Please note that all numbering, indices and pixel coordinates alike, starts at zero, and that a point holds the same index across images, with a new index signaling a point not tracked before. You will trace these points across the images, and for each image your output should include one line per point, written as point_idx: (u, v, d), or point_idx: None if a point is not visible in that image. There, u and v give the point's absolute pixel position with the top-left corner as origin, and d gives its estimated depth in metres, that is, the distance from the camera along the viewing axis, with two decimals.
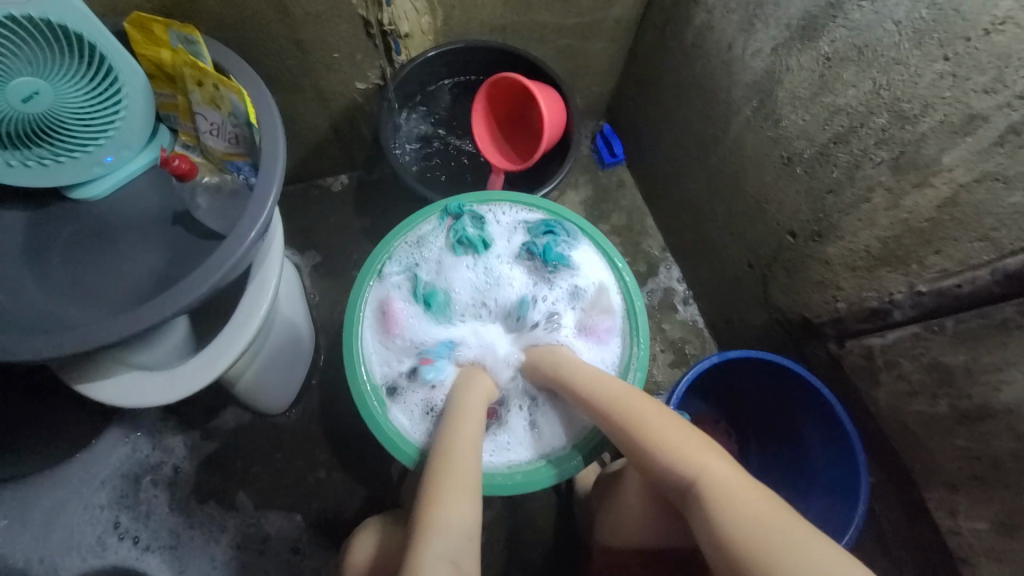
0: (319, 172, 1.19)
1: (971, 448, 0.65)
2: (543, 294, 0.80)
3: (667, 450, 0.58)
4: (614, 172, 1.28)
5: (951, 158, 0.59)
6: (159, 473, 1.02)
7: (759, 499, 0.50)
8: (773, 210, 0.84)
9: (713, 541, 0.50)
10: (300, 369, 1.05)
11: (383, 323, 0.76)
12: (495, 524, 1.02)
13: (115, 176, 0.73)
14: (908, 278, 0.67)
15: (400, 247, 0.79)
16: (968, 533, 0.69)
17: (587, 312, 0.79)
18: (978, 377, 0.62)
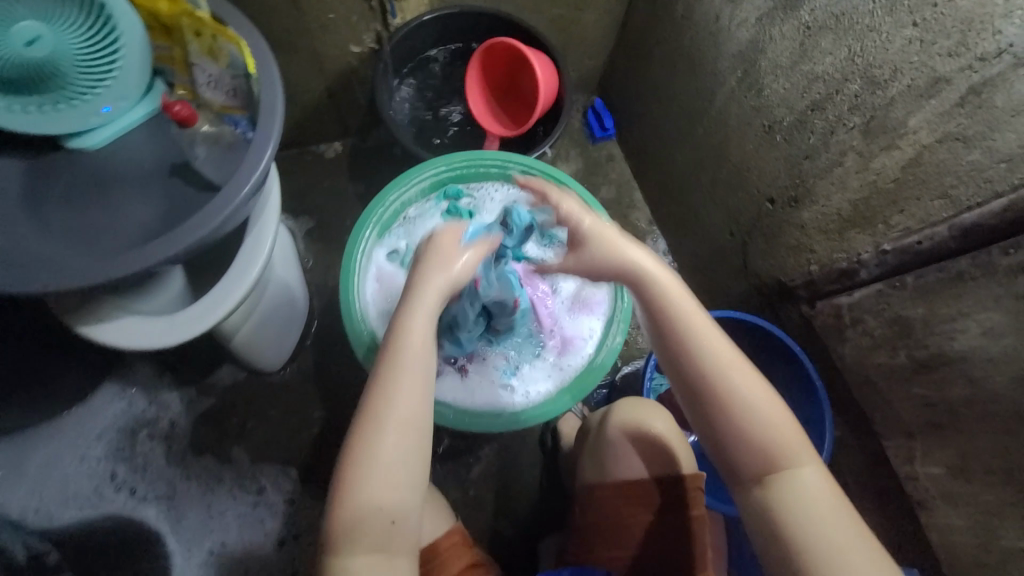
0: (313, 138, 1.20)
1: (926, 396, 0.71)
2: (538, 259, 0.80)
3: (750, 425, 0.54)
4: (604, 146, 1.31)
5: (916, 121, 0.63)
6: (156, 427, 1.04)
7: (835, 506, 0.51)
8: (754, 178, 0.88)
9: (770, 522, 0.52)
10: (295, 330, 1.07)
11: (379, 286, 0.78)
12: (484, 478, 1.06)
13: (111, 127, 0.73)
14: (874, 238, 0.71)
15: (396, 215, 0.80)
16: (924, 477, 0.74)
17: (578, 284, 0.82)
18: (935, 329, 0.67)
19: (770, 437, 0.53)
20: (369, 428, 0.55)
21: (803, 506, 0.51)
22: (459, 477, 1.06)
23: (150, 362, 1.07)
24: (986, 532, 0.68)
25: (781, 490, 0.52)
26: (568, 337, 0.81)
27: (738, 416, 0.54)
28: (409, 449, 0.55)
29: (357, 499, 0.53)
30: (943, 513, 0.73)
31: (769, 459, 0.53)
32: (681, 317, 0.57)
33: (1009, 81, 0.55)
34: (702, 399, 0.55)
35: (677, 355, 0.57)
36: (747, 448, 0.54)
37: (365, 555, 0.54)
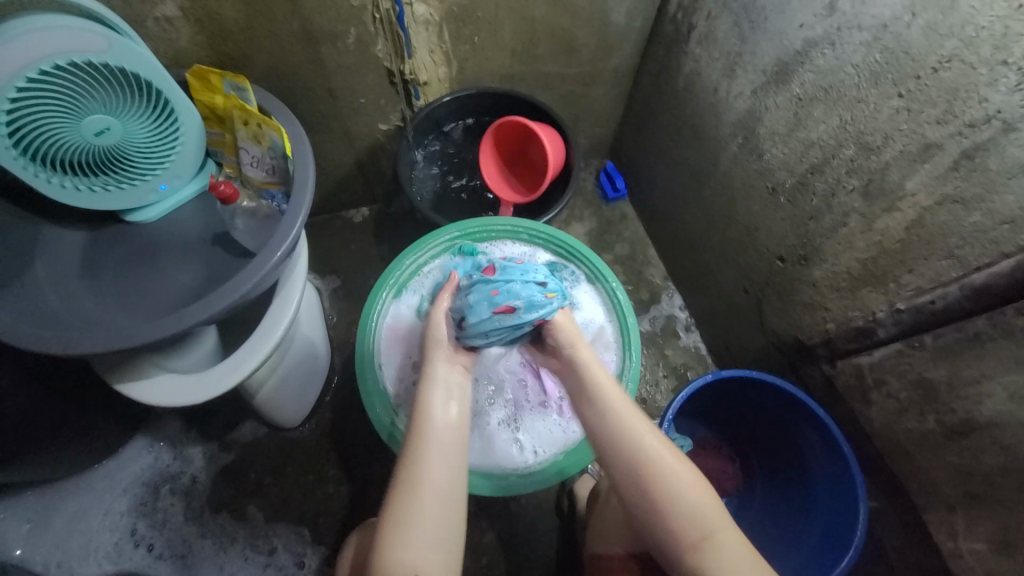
0: (343, 205, 1.29)
1: (962, 465, 0.66)
2: None
3: (674, 504, 0.56)
4: (617, 206, 1.36)
5: (914, 183, 0.65)
6: (178, 482, 1.07)
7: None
8: (762, 237, 0.89)
9: None
10: (316, 385, 1.10)
11: (393, 342, 0.80)
12: (497, 544, 1.02)
13: (164, 203, 0.83)
14: (888, 298, 0.70)
15: (411, 272, 0.83)
16: (971, 556, 0.68)
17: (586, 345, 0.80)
18: (960, 392, 0.64)
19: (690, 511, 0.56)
20: (406, 491, 0.57)
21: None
22: (471, 542, 1.02)
23: (179, 416, 1.11)
24: None
25: (712, 566, 0.54)
26: None
27: (662, 489, 0.57)
28: (440, 516, 0.57)
29: (391, 551, 0.54)
30: None
31: (695, 536, 0.55)
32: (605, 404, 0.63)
33: (1000, 145, 0.56)
34: (630, 480, 0.59)
35: (605, 437, 0.62)
36: (678, 524, 0.56)
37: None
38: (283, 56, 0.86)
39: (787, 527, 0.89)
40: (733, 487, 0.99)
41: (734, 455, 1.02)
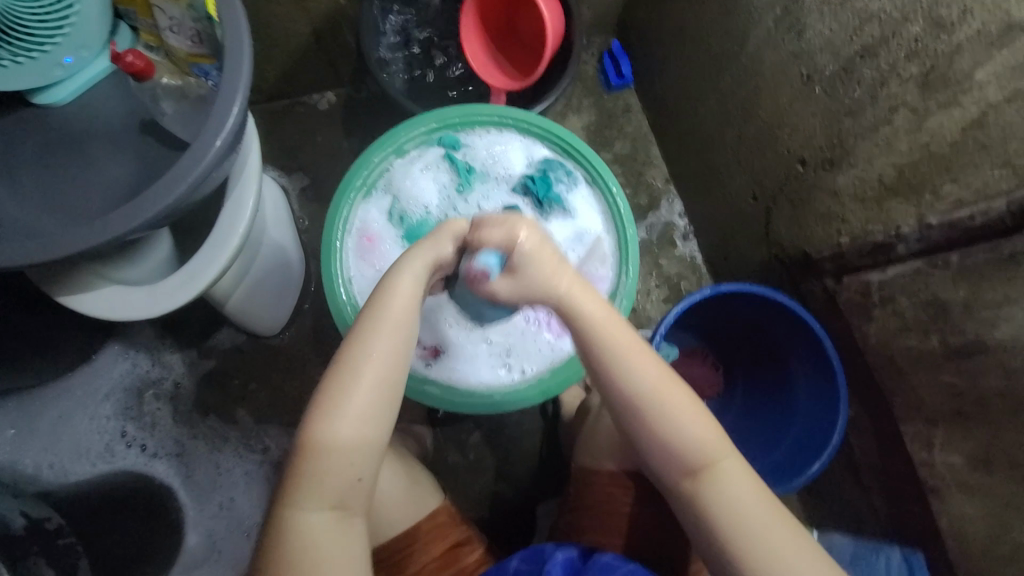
0: (305, 88, 1.11)
1: (955, 385, 0.65)
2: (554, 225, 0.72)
3: (670, 444, 0.54)
4: (620, 96, 1.19)
5: (984, 74, 0.54)
6: (161, 388, 1.05)
7: (763, 509, 0.52)
8: (784, 135, 0.78)
9: (704, 527, 0.53)
10: (292, 294, 1.04)
11: (363, 251, 0.69)
12: (484, 442, 1.06)
13: (75, 81, 0.67)
14: (919, 210, 0.63)
15: (383, 169, 0.70)
16: (941, 465, 0.70)
17: (581, 259, 0.71)
18: (975, 314, 0.61)
19: (689, 447, 0.54)
20: (335, 395, 0.51)
21: (730, 510, 0.52)
22: (459, 441, 1.06)
23: (151, 324, 1.06)
24: (1003, 525, 0.64)
25: (708, 497, 0.53)
26: None
27: (661, 427, 0.54)
28: (380, 414, 0.52)
29: (314, 442, 0.51)
30: (958, 502, 0.69)
31: (694, 469, 0.54)
32: (602, 336, 0.54)
33: None
34: (630, 418, 0.55)
35: (603, 376, 0.55)
36: (671, 461, 0.54)
37: (322, 508, 0.51)
38: None
39: (762, 431, 0.92)
40: (714, 392, 1.00)
41: (722, 365, 1.01)
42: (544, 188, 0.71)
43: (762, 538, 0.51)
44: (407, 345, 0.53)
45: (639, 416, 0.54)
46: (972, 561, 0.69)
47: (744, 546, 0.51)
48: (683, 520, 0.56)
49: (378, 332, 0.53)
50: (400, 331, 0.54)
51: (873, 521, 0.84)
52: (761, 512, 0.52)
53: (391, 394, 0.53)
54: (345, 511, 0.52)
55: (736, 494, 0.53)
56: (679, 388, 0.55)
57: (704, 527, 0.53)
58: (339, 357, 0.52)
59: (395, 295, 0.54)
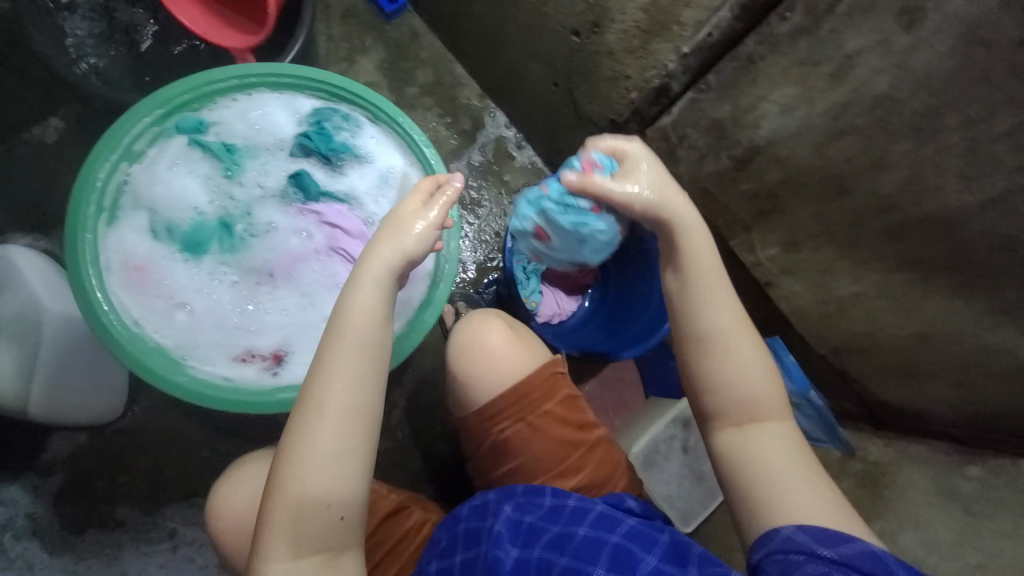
0: (16, 123, 0.88)
1: (751, 189, 0.73)
2: (352, 179, 0.65)
3: (743, 381, 0.59)
4: (401, 22, 1.10)
5: None
6: (12, 529, 0.88)
7: (796, 460, 0.57)
8: (552, 10, 0.78)
9: (745, 465, 0.57)
10: (120, 368, 0.87)
11: (136, 285, 0.58)
12: (406, 418, 1.04)
13: None
14: (674, 43, 0.66)
15: (121, 182, 0.58)
16: (765, 260, 0.80)
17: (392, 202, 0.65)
18: (742, 122, 0.67)
19: (746, 385, 0.59)
20: (304, 436, 0.51)
21: (766, 454, 0.57)
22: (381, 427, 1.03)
23: None
24: (823, 287, 0.76)
25: (752, 445, 0.58)
26: None
27: (728, 353, 0.60)
28: (354, 450, 0.52)
29: (290, 490, 0.50)
30: (788, 284, 0.80)
31: (751, 414, 0.59)
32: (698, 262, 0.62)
33: None
34: (697, 340, 0.61)
35: (682, 299, 0.62)
36: (737, 399, 0.59)
37: (306, 555, 0.51)
38: None
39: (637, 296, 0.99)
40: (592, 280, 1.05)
41: None
42: (325, 143, 0.64)
43: (795, 483, 0.55)
44: (373, 372, 0.53)
45: (723, 334, 0.60)
46: (814, 325, 0.83)
47: (780, 494, 0.55)
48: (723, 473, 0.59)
49: (340, 362, 0.52)
50: (364, 351, 0.53)
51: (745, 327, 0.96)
52: (800, 463, 0.57)
53: (364, 424, 0.52)
54: (331, 553, 0.52)
55: (777, 445, 0.58)
56: (751, 339, 0.61)
57: (743, 474, 0.57)
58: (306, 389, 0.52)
59: (352, 314, 0.54)
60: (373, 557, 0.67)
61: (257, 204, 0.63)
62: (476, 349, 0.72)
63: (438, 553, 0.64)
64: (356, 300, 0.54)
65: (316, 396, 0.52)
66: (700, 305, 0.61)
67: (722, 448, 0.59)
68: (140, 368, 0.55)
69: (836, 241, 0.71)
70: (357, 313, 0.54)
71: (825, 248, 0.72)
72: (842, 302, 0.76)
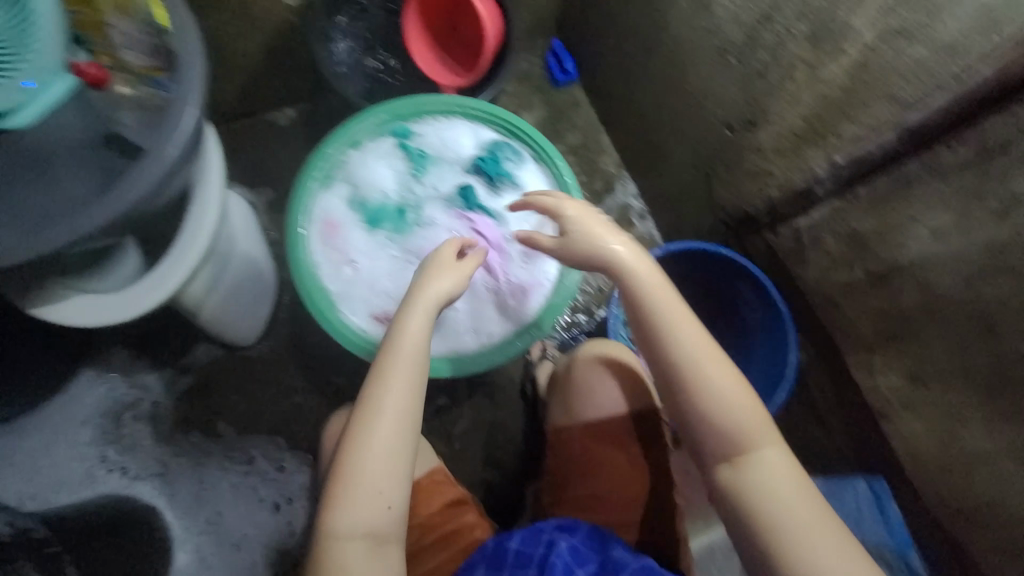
0: (265, 105, 1.15)
1: (883, 308, 0.72)
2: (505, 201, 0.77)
3: (722, 416, 0.58)
4: (567, 92, 1.27)
5: (860, 21, 0.62)
6: (139, 409, 1.05)
7: (800, 496, 0.56)
8: (711, 105, 0.85)
9: (747, 511, 0.56)
10: (263, 304, 1.05)
11: (327, 238, 0.72)
12: (468, 431, 1.08)
13: (34, 106, 0.63)
14: (828, 152, 0.70)
15: (339, 160, 0.74)
16: (884, 387, 0.76)
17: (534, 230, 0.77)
18: (888, 241, 0.68)
19: (734, 420, 0.58)
20: (360, 434, 0.58)
21: (766, 495, 0.56)
22: (445, 432, 1.08)
23: (126, 346, 1.06)
24: (946, 433, 0.70)
25: (748, 482, 0.57)
26: (528, 281, 0.77)
27: (711, 396, 0.59)
28: (400, 450, 0.58)
29: (347, 479, 0.57)
30: (906, 421, 0.75)
31: (741, 447, 0.58)
32: (668, 318, 0.61)
33: None
34: (674, 385, 0.60)
35: (656, 350, 0.61)
36: (721, 434, 0.58)
37: (357, 539, 0.56)
38: None
39: None
40: None
41: None
42: (494, 169, 0.77)
43: (793, 513, 0.55)
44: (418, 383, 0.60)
45: (699, 376, 0.59)
46: (927, 474, 0.75)
47: (784, 534, 0.54)
48: (726, 513, 0.58)
49: (394, 373, 0.60)
50: (414, 364, 0.61)
51: (841, 453, 0.89)
52: (802, 497, 0.56)
53: (410, 426, 0.59)
54: (378, 539, 0.57)
55: (776, 481, 0.57)
56: (732, 372, 0.60)
57: (745, 513, 0.56)
58: (364, 394, 0.59)
59: (406, 334, 0.61)
60: (432, 532, 0.71)
61: (427, 202, 0.77)
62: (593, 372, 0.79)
63: (488, 559, 0.64)
64: (410, 322, 0.62)
65: (371, 400, 0.59)
66: (675, 353, 0.60)
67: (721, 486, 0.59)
68: (313, 303, 0.68)
69: (972, 384, 0.66)
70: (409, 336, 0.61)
71: (959, 389, 0.68)
72: (969, 457, 0.69)
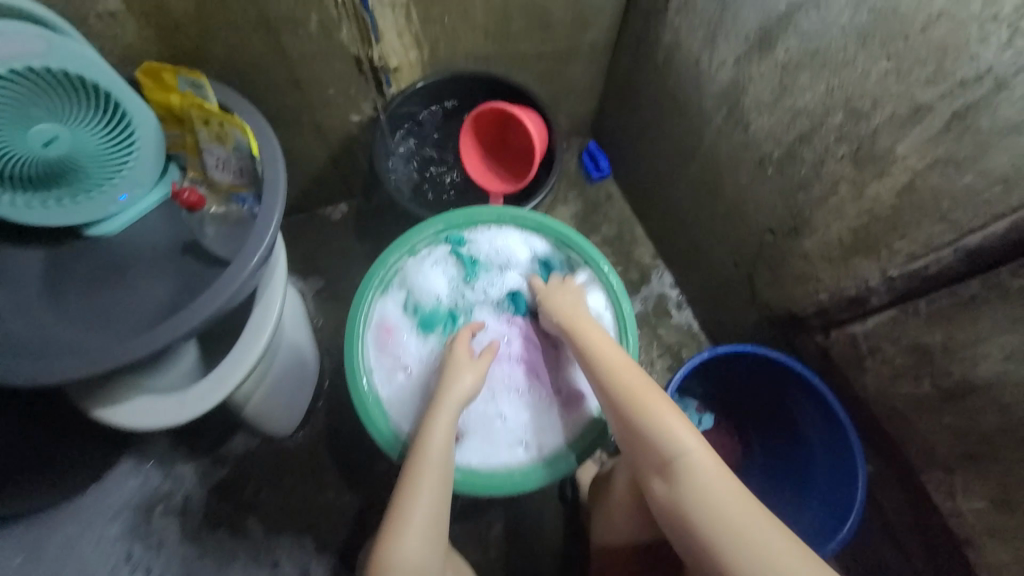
0: (321, 202, 1.24)
1: (959, 427, 0.67)
2: None
3: (659, 437, 0.60)
4: (601, 187, 1.33)
5: (904, 147, 0.63)
6: (170, 502, 1.02)
7: (738, 503, 0.55)
8: (751, 211, 0.87)
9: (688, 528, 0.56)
10: (306, 392, 1.06)
11: (382, 343, 0.75)
12: (504, 536, 1.02)
13: (125, 215, 0.76)
14: (880, 265, 0.70)
15: (396, 268, 0.78)
16: (969, 513, 0.69)
17: None
18: (956, 355, 0.65)
19: (666, 440, 0.60)
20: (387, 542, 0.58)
21: (698, 506, 0.56)
22: (479, 536, 1.02)
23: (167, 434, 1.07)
24: None
25: (675, 490, 0.58)
26: (578, 390, 0.77)
27: (644, 422, 0.62)
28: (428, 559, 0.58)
29: None
30: (994, 551, 0.67)
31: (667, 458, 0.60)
32: (603, 359, 0.67)
33: (992, 104, 0.55)
34: (617, 418, 0.64)
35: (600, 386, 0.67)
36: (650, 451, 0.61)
37: None
38: (244, 47, 0.81)
39: (787, 496, 0.91)
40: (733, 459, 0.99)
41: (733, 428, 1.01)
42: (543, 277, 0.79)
43: (718, 504, 0.55)
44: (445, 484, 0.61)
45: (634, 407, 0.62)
46: None
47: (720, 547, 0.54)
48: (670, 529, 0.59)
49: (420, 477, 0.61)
50: (441, 469, 0.62)
51: None
52: (740, 510, 0.54)
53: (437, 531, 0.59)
54: None
55: (708, 491, 0.56)
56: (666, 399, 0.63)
57: (685, 529, 0.57)
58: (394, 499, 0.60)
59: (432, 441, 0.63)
60: None
61: (477, 307, 0.79)
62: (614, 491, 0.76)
63: None
64: (435, 430, 0.64)
65: (399, 505, 0.59)
66: (615, 387, 0.65)
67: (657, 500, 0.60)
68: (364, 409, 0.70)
69: None
70: (437, 442, 0.63)
71: None
72: None
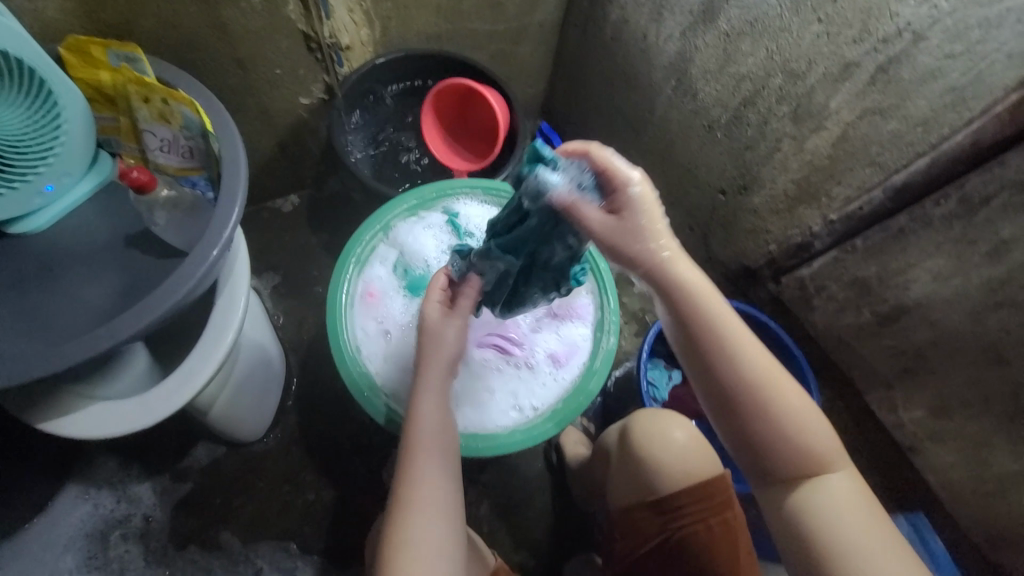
0: (269, 194, 1.17)
1: (895, 345, 0.77)
2: None
3: (796, 437, 0.55)
4: None
5: (837, 102, 0.71)
6: (129, 525, 0.94)
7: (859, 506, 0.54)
8: (703, 174, 0.93)
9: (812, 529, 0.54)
10: (275, 393, 1.01)
11: (365, 314, 0.75)
12: (495, 511, 1.03)
13: (55, 207, 0.68)
14: (821, 211, 0.78)
15: (375, 242, 0.78)
16: (909, 422, 0.79)
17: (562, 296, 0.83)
18: (890, 282, 0.74)
19: (803, 441, 0.55)
20: (402, 530, 0.53)
21: (830, 513, 0.54)
22: (470, 514, 1.02)
23: (116, 454, 0.97)
24: (977, 461, 0.73)
25: (815, 503, 0.54)
26: (564, 349, 0.80)
27: (782, 420, 0.55)
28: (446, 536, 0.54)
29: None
30: (937, 454, 0.78)
31: (811, 469, 0.55)
32: (735, 343, 0.55)
33: (911, 55, 0.63)
34: (748, 412, 0.55)
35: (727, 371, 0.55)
36: (792, 461, 0.55)
37: None
38: (180, 21, 0.75)
39: None
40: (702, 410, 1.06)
41: None
42: None
43: (845, 514, 0.54)
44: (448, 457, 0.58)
45: (775, 403, 0.54)
46: (965, 505, 0.77)
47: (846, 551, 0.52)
48: (780, 529, 0.57)
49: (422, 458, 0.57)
50: (443, 445, 0.59)
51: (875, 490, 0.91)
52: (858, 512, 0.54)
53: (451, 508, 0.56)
54: None
55: (839, 498, 0.55)
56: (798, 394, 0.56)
57: (808, 530, 0.54)
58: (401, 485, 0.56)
59: (427, 415, 0.59)
60: None
61: None
62: (655, 432, 0.75)
63: None
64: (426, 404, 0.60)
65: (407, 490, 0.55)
66: (749, 379, 0.55)
67: (780, 505, 0.56)
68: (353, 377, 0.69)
69: (994, 411, 0.70)
70: (433, 417, 0.60)
71: (984, 417, 0.71)
72: (1002, 482, 0.71)
